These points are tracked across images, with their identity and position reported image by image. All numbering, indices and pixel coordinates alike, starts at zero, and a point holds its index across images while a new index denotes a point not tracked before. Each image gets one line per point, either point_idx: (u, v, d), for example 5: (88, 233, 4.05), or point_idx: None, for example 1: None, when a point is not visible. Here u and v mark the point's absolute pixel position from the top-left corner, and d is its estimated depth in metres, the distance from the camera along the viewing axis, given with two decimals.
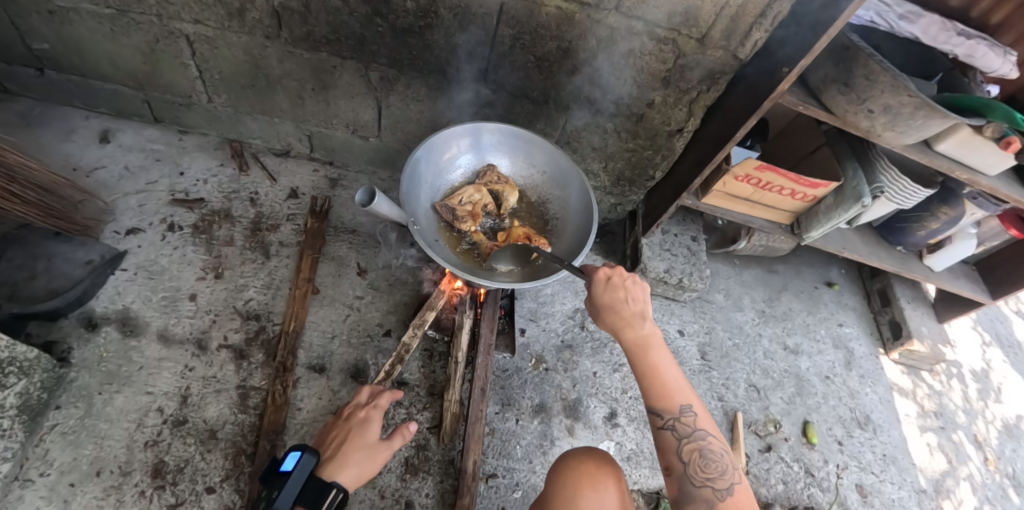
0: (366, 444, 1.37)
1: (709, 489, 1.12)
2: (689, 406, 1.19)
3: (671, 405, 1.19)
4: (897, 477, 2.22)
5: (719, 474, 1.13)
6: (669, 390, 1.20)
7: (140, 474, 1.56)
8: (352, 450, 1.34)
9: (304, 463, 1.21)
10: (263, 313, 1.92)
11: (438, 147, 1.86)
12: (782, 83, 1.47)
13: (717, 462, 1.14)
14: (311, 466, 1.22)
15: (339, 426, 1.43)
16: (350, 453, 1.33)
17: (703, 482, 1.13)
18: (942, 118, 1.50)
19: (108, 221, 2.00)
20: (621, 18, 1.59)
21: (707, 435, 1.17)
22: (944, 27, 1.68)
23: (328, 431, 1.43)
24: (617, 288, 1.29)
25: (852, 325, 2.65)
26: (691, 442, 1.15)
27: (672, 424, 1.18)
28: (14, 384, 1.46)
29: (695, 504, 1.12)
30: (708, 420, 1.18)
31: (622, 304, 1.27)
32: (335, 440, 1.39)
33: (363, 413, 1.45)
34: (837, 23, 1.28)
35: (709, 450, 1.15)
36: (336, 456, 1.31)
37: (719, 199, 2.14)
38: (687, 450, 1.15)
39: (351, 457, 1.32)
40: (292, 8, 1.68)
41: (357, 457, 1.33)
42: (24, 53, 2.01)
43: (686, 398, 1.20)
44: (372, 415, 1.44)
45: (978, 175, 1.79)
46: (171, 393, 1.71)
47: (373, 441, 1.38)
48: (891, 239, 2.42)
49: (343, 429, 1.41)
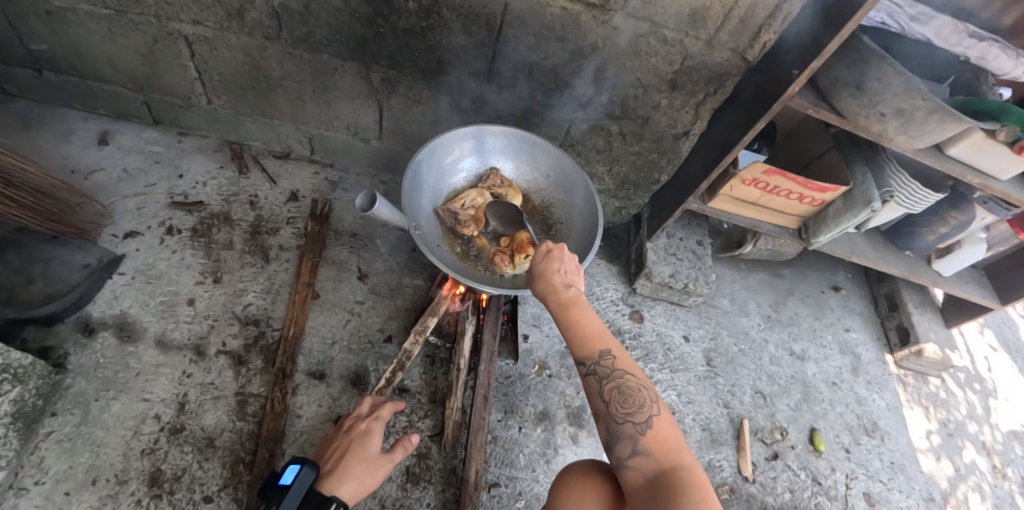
0: (367, 457, 1.34)
1: (632, 425, 1.01)
2: (608, 347, 1.09)
3: (590, 348, 1.10)
4: (906, 485, 2.19)
5: (640, 407, 1.03)
6: (587, 331, 1.11)
7: (137, 483, 1.54)
8: (353, 463, 1.32)
9: (302, 477, 1.19)
10: (263, 318, 1.90)
11: (440, 150, 1.83)
12: (793, 85, 1.44)
13: (640, 398, 1.04)
14: (310, 480, 1.20)
15: (339, 438, 1.40)
16: (350, 467, 1.31)
17: (625, 419, 1.02)
18: (956, 122, 1.46)
19: (106, 225, 1.97)
20: (627, 19, 1.56)
21: (624, 372, 1.07)
22: (957, 30, 1.62)
23: (329, 442, 1.41)
24: (551, 254, 1.24)
25: (859, 330, 2.62)
26: (610, 381, 1.06)
27: (593, 368, 1.08)
28: (9, 391, 1.44)
29: (621, 443, 1.00)
30: (627, 359, 1.08)
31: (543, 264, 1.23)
32: (335, 452, 1.36)
33: (364, 425, 1.43)
34: (850, 25, 1.24)
35: (631, 388, 1.05)
36: (336, 470, 1.29)
37: (725, 203, 2.11)
38: (607, 390, 1.05)
39: (351, 470, 1.30)
40: (292, 8, 1.65)
41: (357, 471, 1.30)
42: (21, 54, 1.98)
43: (604, 338, 1.10)
44: (374, 427, 1.43)
45: (990, 180, 1.76)
46: (169, 400, 1.68)
47: (374, 455, 1.36)
48: (900, 243, 2.38)
49: (344, 441, 1.39)
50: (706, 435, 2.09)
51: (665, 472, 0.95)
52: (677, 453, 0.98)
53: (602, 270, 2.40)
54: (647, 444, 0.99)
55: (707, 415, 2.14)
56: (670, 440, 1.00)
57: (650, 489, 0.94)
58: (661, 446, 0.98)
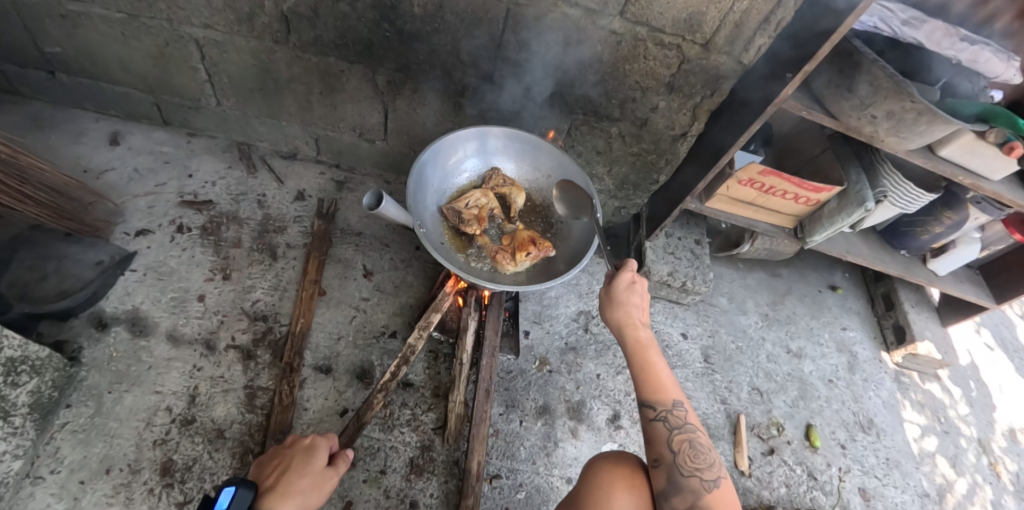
0: (311, 472, 1.29)
1: (697, 479, 1.14)
2: (681, 403, 1.24)
3: (662, 396, 1.24)
4: (901, 480, 2.23)
5: (707, 466, 1.16)
6: (663, 385, 1.25)
7: (149, 472, 1.58)
8: (295, 478, 1.26)
9: (240, 497, 1.06)
10: (270, 314, 1.94)
11: (444, 151, 1.88)
12: (786, 88, 1.48)
13: (706, 457, 1.17)
14: (249, 500, 1.07)
15: (280, 454, 1.33)
16: (293, 482, 1.24)
17: (691, 472, 1.15)
18: (945, 123, 1.51)
19: (118, 223, 2.02)
20: (625, 24, 1.62)
21: (696, 429, 1.21)
22: (948, 33, 1.67)
23: (266, 461, 1.33)
24: (635, 290, 1.33)
25: (856, 328, 2.66)
26: (681, 434, 1.19)
27: (663, 415, 1.21)
28: (26, 382, 1.49)
29: (683, 494, 1.13)
30: (697, 417, 1.22)
31: (624, 299, 1.32)
32: (275, 469, 1.29)
33: (308, 440, 1.38)
34: (839, 30, 1.29)
35: (700, 445, 1.18)
36: (278, 486, 1.22)
37: (722, 203, 2.15)
38: (676, 441, 1.18)
39: (295, 486, 1.23)
40: (301, 13, 1.71)
41: (301, 487, 1.24)
42: (36, 57, 2.04)
43: (678, 394, 1.25)
44: (318, 442, 1.38)
45: (981, 181, 1.80)
46: (180, 393, 1.73)
47: (317, 469, 1.31)
48: (895, 243, 2.42)
49: (286, 457, 1.32)
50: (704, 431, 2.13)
51: None
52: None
53: None
54: (708, 501, 1.11)
55: (705, 411, 2.18)
56: (730, 507, 1.12)
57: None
58: (723, 508, 1.11)
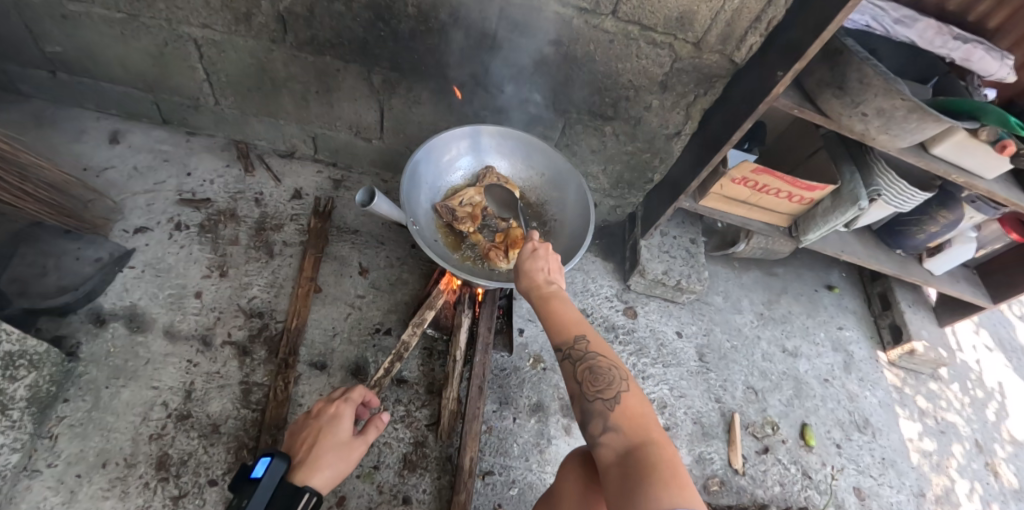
0: (342, 442, 1.29)
1: (601, 402, 1.05)
2: (584, 334, 1.17)
3: (566, 334, 1.18)
4: (896, 480, 2.22)
5: (611, 384, 1.08)
6: (567, 321, 1.20)
7: (145, 466, 1.60)
8: (324, 451, 1.25)
9: (274, 469, 1.11)
10: (267, 310, 1.96)
11: (437, 149, 1.90)
12: (777, 86, 1.49)
13: (611, 377, 1.09)
14: (282, 472, 1.12)
15: (308, 425, 1.32)
16: (322, 456, 1.23)
17: (597, 396, 1.07)
18: (935, 121, 1.51)
19: (117, 220, 2.05)
20: (618, 23, 1.63)
21: (597, 354, 1.13)
22: (939, 32, 1.76)
23: (295, 432, 1.31)
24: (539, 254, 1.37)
25: (852, 328, 2.66)
26: (583, 362, 1.12)
27: (568, 353, 1.16)
28: (24, 376, 1.51)
29: (593, 421, 1.04)
30: (601, 343, 1.15)
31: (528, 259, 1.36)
32: (304, 441, 1.27)
33: (334, 409, 1.36)
34: (828, 29, 1.30)
35: (604, 368, 1.11)
36: (308, 460, 1.20)
37: (716, 201, 2.16)
38: (580, 371, 1.11)
39: (325, 459, 1.23)
40: (297, 12, 1.73)
41: (331, 459, 1.24)
42: (37, 56, 2.07)
43: (581, 326, 1.19)
44: (342, 410, 1.37)
45: (975, 179, 1.80)
46: (176, 388, 1.75)
47: (347, 439, 1.30)
48: (891, 242, 2.42)
49: (313, 428, 1.30)
50: (698, 429, 2.13)
51: (631, 444, 0.96)
52: (648, 428, 0.99)
53: (598, 268, 2.45)
54: (616, 419, 1.02)
55: (699, 409, 2.18)
56: (640, 417, 1.02)
57: (619, 463, 0.94)
58: (632, 421, 1.00)
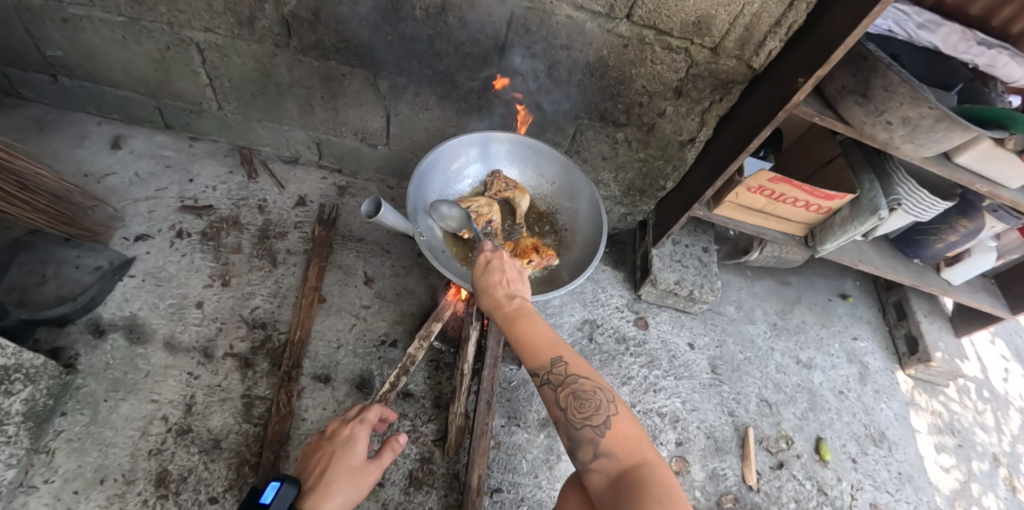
0: (354, 467, 1.31)
1: (590, 429, 0.97)
2: (562, 354, 1.06)
3: (544, 358, 1.06)
4: (914, 496, 2.16)
5: (597, 409, 0.99)
6: (541, 341, 1.08)
7: (143, 483, 1.55)
8: (336, 475, 1.27)
9: (283, 494, 1.12)
10: (270, 321, 1.92)
11: (446, 157, 1.85)
12: (798, 93, 1.42)
13: (597, 401, 1.01)
14: (292, 497, 1.13)
15: (322, 448, 1.35)
16: (334, 481, 1.25)
17: (583, 424, 0.98)
18: (963, 130, 1.46)
19: (118, 228, 2.00)
20: (633, 28, 1.58)
21: (580, 377, 1.04)
22: (964, 37, 1.66)
23: (309, 454, 1.35)
24: (491, 265, 1.24)
25: (867, 339, 2.59)
26: (565, 388, 1.02)
27: (546, 378, 1.05)
28: (20, 391, 1.46)
29: (583, 447, 0.96)
30: (580, 362, 1.05)
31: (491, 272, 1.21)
32: (317, 466, 1.30)
33: (348, 431, 1.39)
34: (853, 34, 1.24)
35: (588, 392, 1.01)
36: (319, 486, 1.22)
37: (730, 210, 2.11)
38: (563, 398, 1.02)
39: (336, 485, 1.24)
40: (302, 16, 1.68)
41: (342, 485, 1.25)
42: (38, 60, 2.03)
43: (557, 346, 1.07)
44: (357, 433, 1.38)
45: (999, 189, 1.73)
46: (177, 402, 1.70)
47: (360, 463, 1.32)
48: (908, 251, 2.36)
49: (327, 451, 1.33)
50: (711, 444, 2.07)
51: (626, 470, 0.90)
52: (639, 449, 0.93)
53: (607, 277, 2.40)
54: (608, 444, 0.94)
55: (712, 423, 2.13)
56: (631, 438, 0.95)
57: (613, 492, 0.89)
58: (623, 445, 0.94)
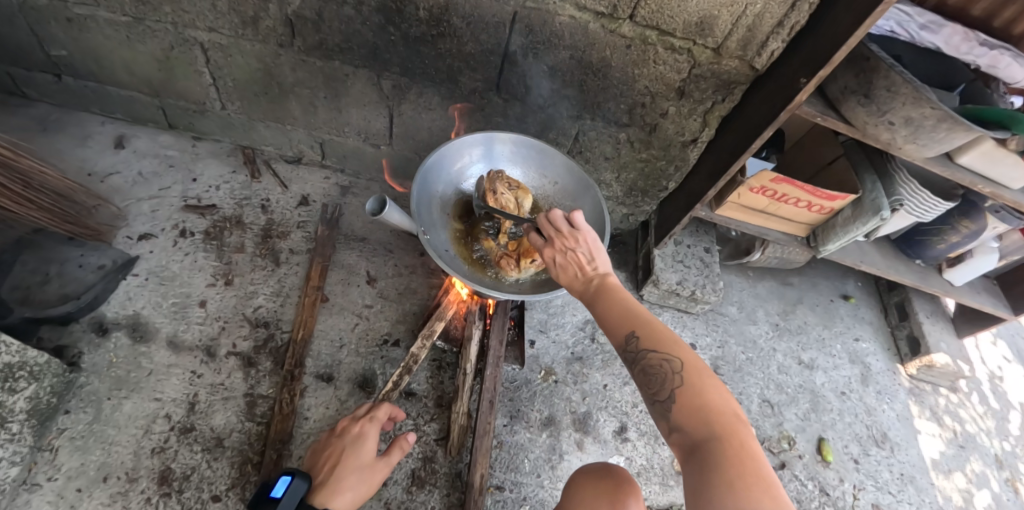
0: (363, 464, 1.31)
1: (659, 404, 0.94)
2: (634, 329, 1.03)
3: (618, 334, 1.05)
4: (916, 497, 2.16)
5: (663, 381, 0.95)
6: (615, 319, 1.07)
7: (147, 481, 1.56)
8: (346, 472, 1.28)
9: (294, 489, 1.14)
10: (272, 320, 1.92)
11: (450, 156, 1.86)
12: (801, 94, 1.43)
13: (665, 373, 0.95)
14: (303, 492, 1.15)
15: (332, 445, 1.36)
16: (344, 477, 1.26)
17: (654, 399, 0.96)
18: (965, 131, 1.46)
19: (121, 227, 2.01)
20: (636, 28, 1.58)
21: (652, 349, 0.99)
22: (966, 38, 1.67)
23: (319, 450, 1.36)
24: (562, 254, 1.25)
25: (869, 339, 2.59)
26: (636, 364, 1.00)
27: (622, 354, 1.04)
28: (24, 388, 1.47)
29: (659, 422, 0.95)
30: (654, 333, 1.00)
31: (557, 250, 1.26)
32: (327, 462, 1.31)
33: (358, 428, 1.39)
34: (856, 34, 1.24)
35: (656, 364, 0.97)
36: (329, 482, 1.24)
37: (733, 210, 2.11)
38: (635, 373, 1.00)
39: (346, 481, 1.26)
40: (306, 17, 1.69)
41: (352, 480, 1.27)
42: (43, 59, 2.04)
43: (632, 321, 1.04)
44: (367, 430, 1.39)
45: (1001, 189, 1.73)
46: (179, 400, 1.70)
47: (369, 460, 1.33)
48: (910, 252, 2.37)
49: (336, 449, 1.34)
50: None
51: (696, 446, 0.86)
52: (713, 424, 0.86)
53: None
54: (679, 416, 0.91)
55: None
56: (703, 412, 0.89)
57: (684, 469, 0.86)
58: (694, 420, 0.88)
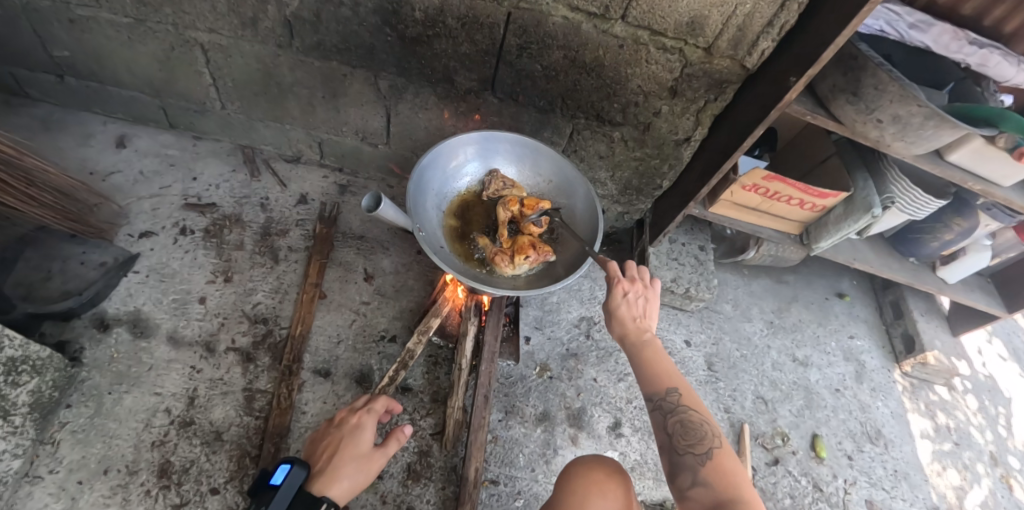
0: (360, 453, 1.32)
1: (692, 457, 1.07)
2: (677, 388, 1.18)
3: (660, 386, 1.19)
4: (910, 493, 2.17)
5: (702, 437, 1.09)
6: (660, 371, 1.22)
7: (146, 474, 1.58)
8: (344, 461, 1.29)
9: (292, 477, 1.15)
10: (271, 316, 1.94)
11: (445, 155, 1.88)
12: (789, 92, 1.45)
13: (703, 432, 1.10)
14: (300, 481, 1.16)
15: (330, 435, 1.37)
16: (341, 466, 1.28)
17: (686, 450, 1.09)
18: (953, 128, 1.48)
19: (122, 225, 2.04)
20: (628, 28, 1.61)
21: (690, 409, 1.14)
22: (955, 37, 1.69)
23: (317, 440, 1.37)
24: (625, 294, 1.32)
25: (864, 337, 2.61)
26: (675, 416, 1.13)
27: (658, 403, 1.17)
28: (27, 383, 1.49)
29: (683, 475, 1.06)
30: (694, 396, 1.16)
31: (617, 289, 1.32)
32: (325, 451, 1.33)
33: (355, 419, 1.41)
34: (843, 33, 1.26)
35: (695, 423, 1.12)
36: (327, 470, 1.25)
37: (726, 208, 2.13)
38: (671, 424, 1.13)
39: (343, 470, 1.27)
40: (304, 18, 1.72)
41: (349, 469, 1.28)
42: (46, 60, 2.07)
43: (676, 380, 1.20)
44: (365, 422, 1.41)
45: (991, 186, 1.75)
46: (179, 395, 1.73)
47: (366, 450, 1.34)
48: (904, 250, 2.38)
49: (335, 438, 1.36)
50: None
51: (722, 504, 0.98)
52: (740, 489, 1.00)
53: None
54: (707, 474, 1.04)
55: None
56: (733, 476, 1.03)
57: None
58: (723, 480, 1.02)
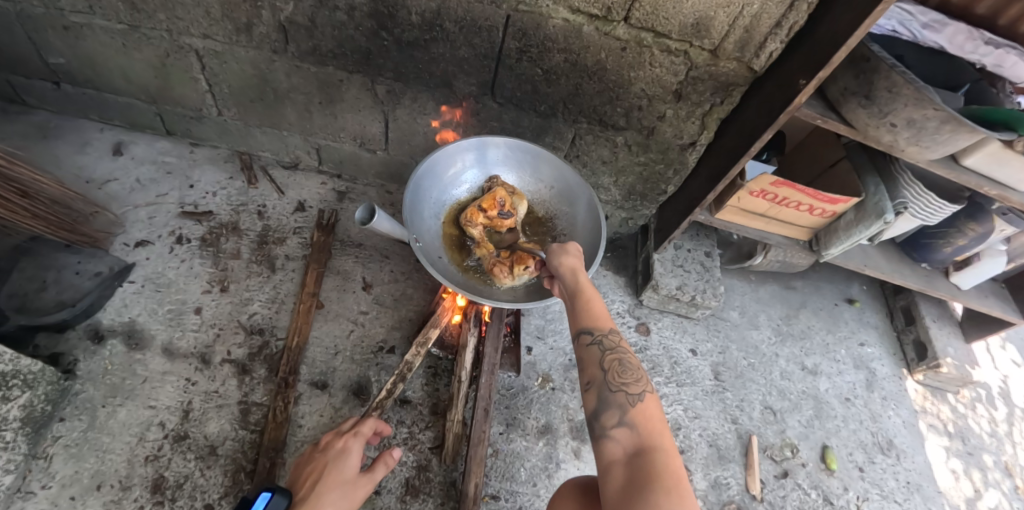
0: (345, 480, 1.30)
1: (623, 394, 1.11)
2: (613, 329, 1.25)
3: (599, 324, 1.25)
4: (923, 506, 2.10)
5: (634, 382, 1.14)
6: (600, 313, 1.27)
7: (140, 489, 1.55)
8: (328, 487, 1.27)
9: (274, 503, 1.16)
10: (267, 327, 1.91)
11: (443, 162, 1.84)
12: (799, 96, 1.39)
13: (634, 376, 1.15)
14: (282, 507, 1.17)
15: (315, 459, 1.35)
16: (324, 493, 1.24)
17: (618, 388, 1.13)
18: (970, 132, 1.42)
19: (118, 234, 2.01)
20: (631, 30, 1.56)
21: (626, 351, 1.20)
22: (970, 37, 1.63)
23: (303, 465, 1.36)
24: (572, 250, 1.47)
25: (874, 344, 2.55)
26: (613, 353, 1.18)
27: (597, 339, 1.22)
28: (18, 397, 1.46)
29: (610, 411, 1.09)
30: (628, 343, 1.23)
31: (572, 251, 1.46)
32: (308, 478, 1.30)
33: (341, 443, 1.38)
34: (856, 34, 1.20)
35: (628, 365, 1.17)
36: (310, 497, 1.23)
37: (733, 214, 2.08)
38: (607, 360, 1.18)
39: (327, 496, 1.24)
40: (298, 22, 1.69)
41: (333, 496, 1.25)
42: (41, 67, 2.05)
43: (612, 323, 1.26)
44: (351, 446, 1.38)
45: (1008, 191, 1.69)
46: (173, 408, 1.70)
47: (352, 476, 1.32)
48: (916, 255, 2.31)
49: (319, 464, 1.33)
50: (713, 452, 2.05)
51: (642, 448, 1.00)
52: (661, 437, 1.02)
53: (608, 282, 2.39)
54: (633, 416, 1.07)
55: (714, 431, 2.10)
56: (655, 423, 1.06)
57: (628, 457, 0.99)
58: (647, 424, 1.05)
